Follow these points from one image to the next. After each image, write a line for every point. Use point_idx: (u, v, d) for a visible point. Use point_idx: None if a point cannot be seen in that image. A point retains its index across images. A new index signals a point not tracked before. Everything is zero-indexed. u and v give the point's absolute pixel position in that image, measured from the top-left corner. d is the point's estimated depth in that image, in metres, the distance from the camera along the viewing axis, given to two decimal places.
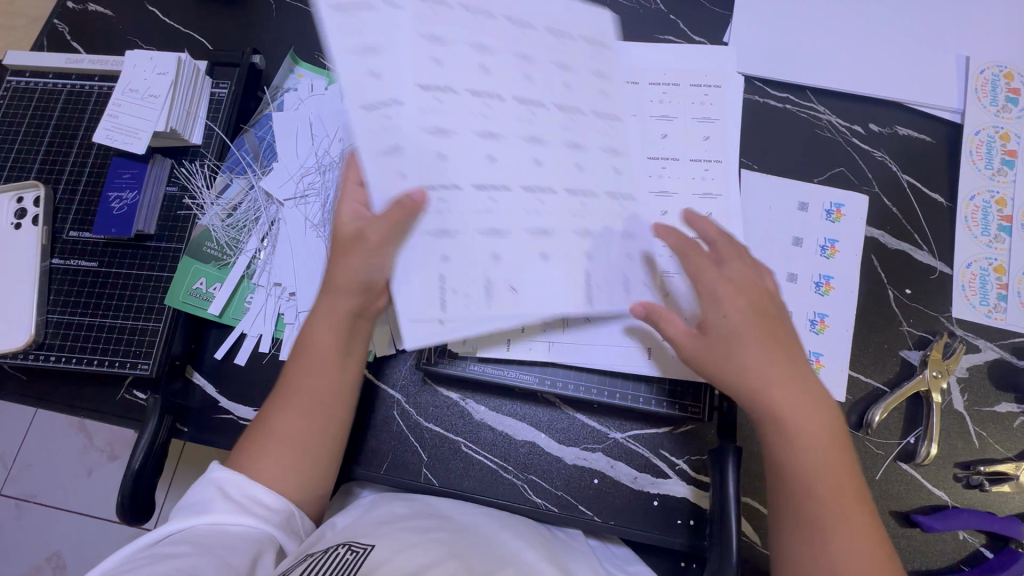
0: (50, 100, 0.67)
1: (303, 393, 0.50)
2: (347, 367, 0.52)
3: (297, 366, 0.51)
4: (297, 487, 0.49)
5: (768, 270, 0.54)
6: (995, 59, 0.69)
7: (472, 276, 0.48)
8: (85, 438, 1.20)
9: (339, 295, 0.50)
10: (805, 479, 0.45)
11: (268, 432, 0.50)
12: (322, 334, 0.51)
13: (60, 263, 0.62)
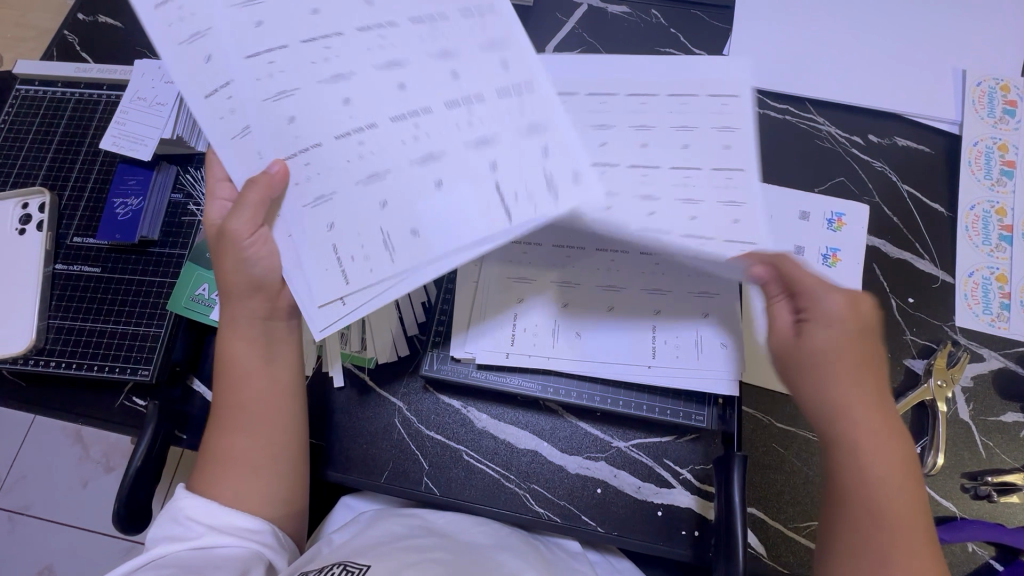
0: (58, 108, 0.68)
1: (247, 405, 0.50)
2: (278, 372, 0.51)
3: (226, 381, 0.51)
4: (258, 498, 0.49)
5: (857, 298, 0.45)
6: (991, 72, 0.70)
7: (367, 235, 0.43)
8: (81, 449, 1.19)
9: (243, 299, 0.49)
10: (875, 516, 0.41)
11: (221, 451, 0.49)
12: (240, 343, 0.50)
13: (63, 269, 0.62)
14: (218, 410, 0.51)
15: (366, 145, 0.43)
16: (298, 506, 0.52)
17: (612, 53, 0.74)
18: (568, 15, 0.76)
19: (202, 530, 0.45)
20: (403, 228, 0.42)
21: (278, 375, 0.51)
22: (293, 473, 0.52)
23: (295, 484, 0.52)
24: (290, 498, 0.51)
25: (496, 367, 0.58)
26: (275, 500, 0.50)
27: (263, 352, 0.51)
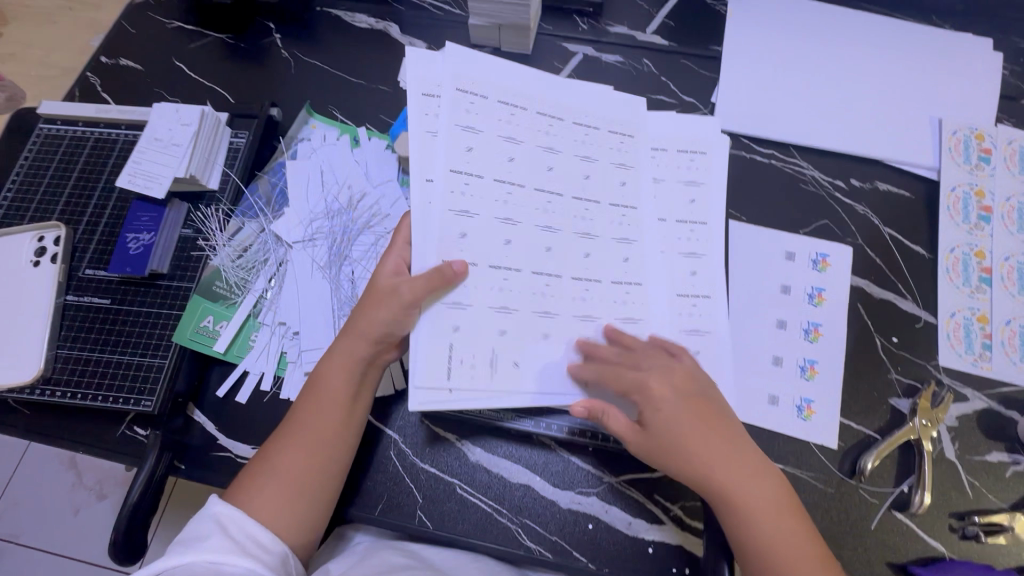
0: (77, 145, 0.72)
1: (313, 432, 0.52)
2: (355, 412, 0.54)
3: (306, 404, 0.54)
4: (291, 522, 0.49)
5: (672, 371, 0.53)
6: (965, 122, 0.74)
7: (478, 348, 0.53)
8: (75, 476, 1.18)
9: (355, 337, 0.54)
10: (762, 551, 0.48)
11: (275, 464, 0.51)
12: (336, 376, 0.54)
13: (74, 300, 0.64)
14: (283, 427, 0.53)
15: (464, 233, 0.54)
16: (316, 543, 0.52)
17: None
18: (564, 63, 0.80)
19: (219, 544, 0.45)
20: (495, 335, 0.53)
21: (355, 415, 0.54)
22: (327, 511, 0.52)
23: (324, 520, 0.52)
24: (316, 531, 0.51)
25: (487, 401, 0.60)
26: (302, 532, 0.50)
27: (353, 389, 0.54)
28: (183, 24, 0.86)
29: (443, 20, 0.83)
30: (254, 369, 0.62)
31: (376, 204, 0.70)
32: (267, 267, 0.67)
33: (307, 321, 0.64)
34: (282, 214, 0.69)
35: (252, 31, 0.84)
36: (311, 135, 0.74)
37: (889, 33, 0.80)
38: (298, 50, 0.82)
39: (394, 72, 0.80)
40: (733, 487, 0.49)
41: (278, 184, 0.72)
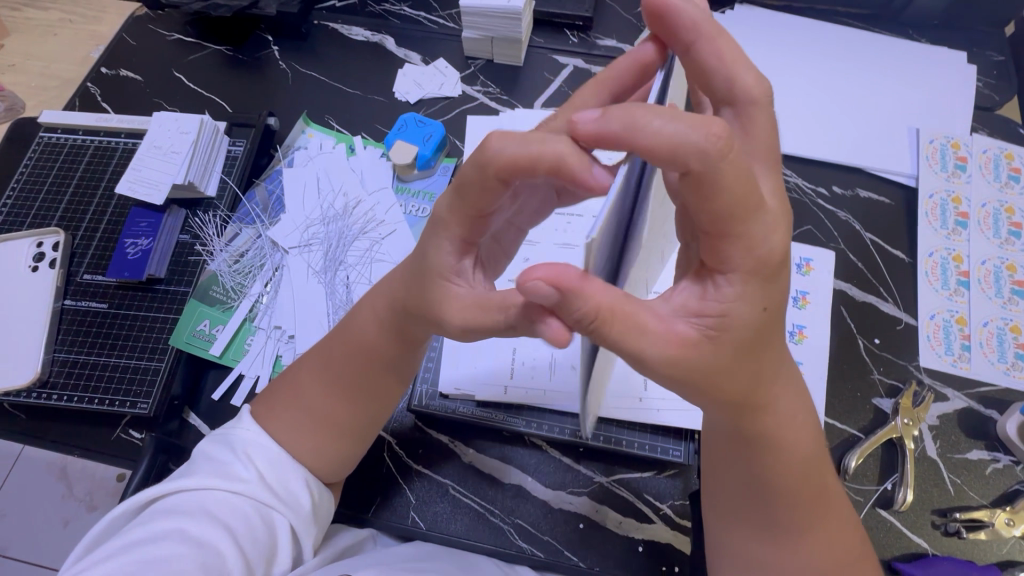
0: (78, 153, 0.73)
1: (349, 380, 0.50)
2: (391, 367, 0.50)
3: (337, 341, 0.51)
4: (309, 450, 0.50)
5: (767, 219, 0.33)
6: (942, 131, 0.77)
7: None
8: (65, 486, 1.17)
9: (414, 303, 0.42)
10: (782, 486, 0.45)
11: (299, 394, 0.51)
12: (368, 320, 0.49)
13: (72, 304, 0.65)
14: (313, 364, 0.51)
15: (529, 259, 0.66)
16: (339, 470, 0.52)
17: None
18: (554, 75, 0.83)
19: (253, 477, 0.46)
20: None
21: (397, 370, 0.51)
22: (357, 449, 0.53)
23: (357, 452, 0.53)
24: (346, 459, 0.52)
25: (485, 402, 0.61)
26: (332, 468, 0.52)
27: (388, 346, 0.49)
28: (182, 36, 0.88)
29: (437, 34, 0.85)
30: (249, 372, 0.63)
31: (371, 211, 0.72)
32: (263, 273, 0.68)
33: (303, 324, 0.65)
34: (278, 220, 0.71)
35: (250, 44, 0.86)
36: (307, 144, 0.76)
37: (868, 46, 0.83)
38: (295, 62, 0.84)
39: (390, 82, 0.82)
40: (776, 453, 0.44)
41: (275, 192, 0.73)
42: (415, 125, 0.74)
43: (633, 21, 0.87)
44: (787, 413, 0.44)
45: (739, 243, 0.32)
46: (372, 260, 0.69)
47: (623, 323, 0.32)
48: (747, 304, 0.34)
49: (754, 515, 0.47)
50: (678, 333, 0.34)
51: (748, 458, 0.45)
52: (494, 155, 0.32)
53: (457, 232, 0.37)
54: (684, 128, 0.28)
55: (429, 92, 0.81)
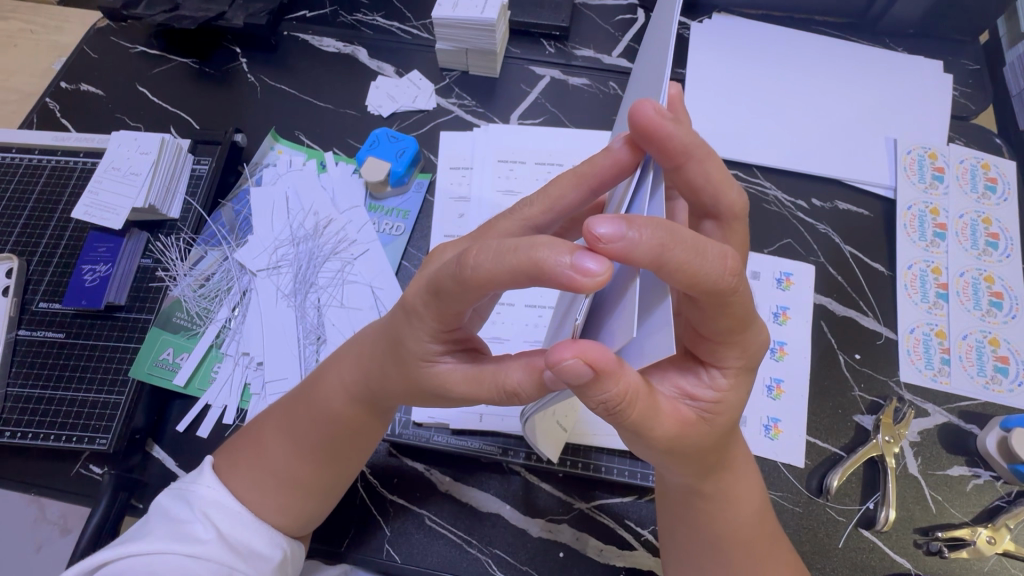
0: (33, 174, 0.70)
1: (315, 445, 0.48)
2: (359, 433, 0.48)
3: (302, 400, 0.49)
4: (272, 509, 0.47)
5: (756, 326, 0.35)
6: (919, 141, 0.76)
7: None
8: (37, 509, 1.14)
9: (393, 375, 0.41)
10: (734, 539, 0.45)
11: (260, 452, 0.49)
12: (334, 381, 0.48)
13: (26, 334, 0.62)
14: (277, 428, 0.49)
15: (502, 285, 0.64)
16: (307, 528, 0.50)
17: (574, 125, 0.79)
18: (531, 86, 0.82)
19: (211, 537, 0.44)
20: None
21: (365, 436, 0.49)
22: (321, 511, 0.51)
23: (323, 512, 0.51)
24: (314, 518, 0.50)
25: (460, 430, 0.60)
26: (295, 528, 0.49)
27: (357, 415, 0.47)
28: (146, 49, 0.85)
29: (411, 45, 0.83)
30: (216, 402, 0.61)
31: (343, 230, 0.70)
32: (230, 297, 0.66)
33: (272, 351, 0.63)
34: (245, 242, 0.68)
35: (218, 56, 0.84)
36: (276, 161, 0.74)
37: (845, 56, 0.83)
38: (264, 75, 0.82)
39: (362, 96, 0.80)
40: (726, 509, 0.45)
41: (242, 212, 0.71)
42: (387, 141, 0.72)
43: (612, 30, 0.86)
44: (741, 471, 0.45)
45: (727, 347, 0.35)
46: (344, 282, 0.66)
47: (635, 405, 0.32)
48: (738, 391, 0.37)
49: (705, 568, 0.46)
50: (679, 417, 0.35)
51: (704, 514, 0.45)
52: (472, 270, 0.29)
53: (433, 324, 0.35)
54: (702, 257, 0.28)
55: (402, 106, 0.79)
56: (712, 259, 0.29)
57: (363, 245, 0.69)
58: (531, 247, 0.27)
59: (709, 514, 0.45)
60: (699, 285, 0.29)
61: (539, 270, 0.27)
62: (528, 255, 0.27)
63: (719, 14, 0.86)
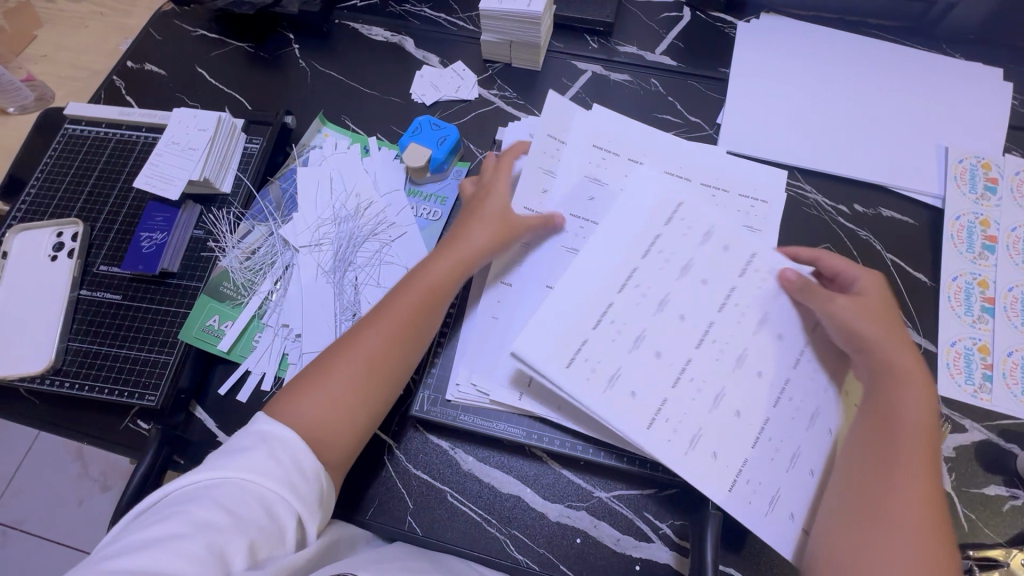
0: (99, 146, 0.74)
1: (402, 333, 0.55)
2: (407, 350, 0.55)
3: (404, 291, 0.57)
4: (344, 414, 0.51)
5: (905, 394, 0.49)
6: (972, 151, 0.74)
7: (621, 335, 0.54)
8: (80, 466, 1.29)
9: (444, 286, 0.58)
10: (899, 419, 0.48)
11: (352, 350, 0.53)
12: (432, 268, 0.58)
13: (87, 294, 0.67)
14: (334, 356, 0.53)
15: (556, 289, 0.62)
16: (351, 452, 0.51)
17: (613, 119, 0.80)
18: (572, 81, 0.83)
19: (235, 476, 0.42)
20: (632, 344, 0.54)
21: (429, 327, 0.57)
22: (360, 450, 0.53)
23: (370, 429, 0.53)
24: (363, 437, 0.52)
25: (485, 411, 0.60)
26: (343, 463, 0.51)
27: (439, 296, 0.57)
28: (206, 33, 0.89)
29: (456, 35, 0.85)
30: (255, 368, 0.63)
31: (382, 212, 0.72)
32: (273, 270, 0.68)
33: (310, 323, 0.65)
34: (290, 219, 0.71)
35: (272, 41, 0.87)
36: (323, 143, 0.76)
37: (897, 60, 0.80)
38: (315, 61, 0.85)
39: (407, 84, 0.82)
40: (895, 487, 0.46)
41: (288, 190, 0.74)
42: (430, 129, 0.73)
43: (656, 28, 0.86)
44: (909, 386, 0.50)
45: (874, 322, 0.52)
46: (381, 262, 0.69)
47: (864, 301, 0.54)
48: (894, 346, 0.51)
49: (876, 446, 0.48)
50: (864, 324, 0.52)
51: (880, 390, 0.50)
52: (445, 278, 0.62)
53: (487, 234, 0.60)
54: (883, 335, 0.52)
55: (445, 95, 0.81)
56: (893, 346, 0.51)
57: (400, 228, 0.71)
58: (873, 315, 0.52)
59: (868, 497, 0.46)
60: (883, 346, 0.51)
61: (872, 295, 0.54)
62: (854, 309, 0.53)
63: (767, 14, 0.85)
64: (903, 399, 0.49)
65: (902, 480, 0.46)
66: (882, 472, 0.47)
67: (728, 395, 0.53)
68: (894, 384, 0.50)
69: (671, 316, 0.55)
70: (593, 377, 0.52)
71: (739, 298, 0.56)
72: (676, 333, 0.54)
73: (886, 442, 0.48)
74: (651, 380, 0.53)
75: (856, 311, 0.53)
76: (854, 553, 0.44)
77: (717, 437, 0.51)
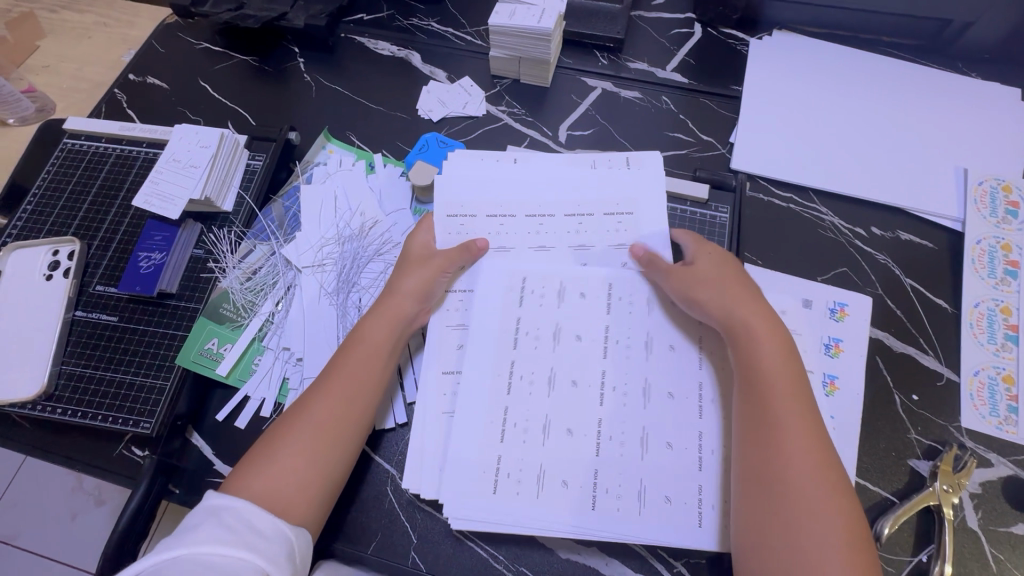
0: (98, 161, 0.73)
1: (341, 391, 0.54)
2: (357, 413, 0.54)
3: (341, 354, 0.57)
4: (287, 483, 0.49)
5: (766, 343, 0.54)
6: (992, 172, 0.72)
7: (534, 412, 0.56)
8: (75, 481, 1.26)
9: (384, 349, 0.57)
10: (766, 372, 0.52)
11: (291, 421, 0.53)
12: (375, 328, 0.58)
13: (82, 315, 0.65)
14: (288, 421, 0.53)
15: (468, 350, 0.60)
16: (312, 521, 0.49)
17: (624, 137, 0.78)
18: (582, 97, 0.81)
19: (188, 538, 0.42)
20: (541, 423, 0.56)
21: (370, 381, 0.55)
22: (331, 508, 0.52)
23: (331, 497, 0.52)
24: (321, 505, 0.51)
25: None
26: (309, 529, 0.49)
27: (383, 347, 0.57)
28: (210, 46, 0.88)
29: (463, 50, 0.84)
30: (255, 394, 0.61)
31: (387, 232, 0.70)
32: (275, 291, 0.66)
33: (312, 346, 0.63)
34: (293, 238, 0.69)
35: (277, 55, 0.86)
36: (327, 160, 0.75)
37: (914, 79, 0.79)
38: (320, 75, 0.83)
39: (414, 99, 0.80)
40: (778, 446, 0.48)
41: (292, 208, 0.72)
42: (438, 146, 0.74)
43: (668, 45, 0.85)
44: (765, 341, 0.54)
45: (729, 289, 0.57)
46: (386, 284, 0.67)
47: (700, 274, 0.58)
48: (749, 305, 0.56)
49: (751, 405, 0.51)
50: (722, 294, 0.57)
51: (743, 350, 0.54)
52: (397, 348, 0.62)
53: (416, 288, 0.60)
54: (736, 297, 0.57)
55: (452, 111, 0.79)
56: (748, 305, 0.56)
57: None
58: (736, 305, 0.56)
59: (761, 455, 0.49)
60: (729, 311, 0.56)
61: (744, 278, 0.59)
62: (727, 309, 0.56)
63: (781, 32, 0.84)
64: (756, 352, 0.53)
65: (783, 432, 0.49)
66: (759, 433, 0.50)
67: (651, 435, 0.55)
68: (747, 332, 0.54)
69: (564, 385, 0.57)
70: (522, 488, 0.53)
71: (614, 333, 0.59)
72: (575, 406, 0.56)
73: (759, 396, 0.51)
74: (573, 458, 0.54)
75: (718, 283, 0.58)
76: (770, 516, 0.46)
77: (660, 483, 0.53)
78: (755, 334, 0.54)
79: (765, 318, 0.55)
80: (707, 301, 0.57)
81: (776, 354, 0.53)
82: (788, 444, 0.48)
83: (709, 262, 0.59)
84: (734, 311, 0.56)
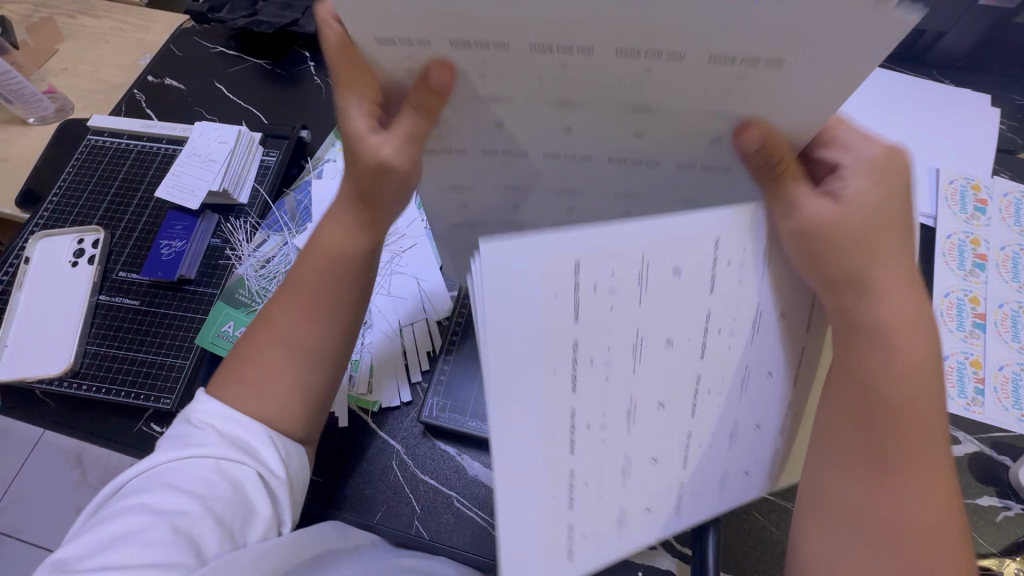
0: (121, 157, 0.77)
1: (316, 305, 0.47)
2: (331, 330, 0.49)
3: (308, 265, 0.47)
4: (268, 399, 0.47)
5: (915, 341, 0.36)
6: (962, 172, 0.77)
7: (601, 452, 0.32)
8: (79, 473, 1.29)
9: (353, 259, 0.47)
10: (901, 387, 0.35)
11: (265, 326, 0.49)
12: (336, 229, 0.46)
13: (106, 299, 0.68)
14: (252, 343, 0.49)
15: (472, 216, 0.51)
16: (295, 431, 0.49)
17: None
18: None
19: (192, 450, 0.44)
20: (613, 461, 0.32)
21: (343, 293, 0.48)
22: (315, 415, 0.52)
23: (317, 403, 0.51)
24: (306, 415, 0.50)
25: None
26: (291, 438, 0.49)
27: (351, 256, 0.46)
28: (225, 49, 0.92)
29: None
30: None
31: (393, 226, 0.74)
32: (287, 278, 0.68)
33: None
34: (304, 228, 0.72)
35: (289, 59, 0.90)
36: (336, 156, 0.78)
37: (890, 85, 0.84)
38: (330, 78, 0.88)
39: None
40: (897, 487, 0.36)
41: (303, 201, 0.75)
42: None
43: None
44: (910, 337, 0.36)
45: (881, 245, 0.35)
46: (392, 273, 0.72)
47: (844, 222, 0.35)
48: (899, 273, 0.36)
49: (873, 435, 0.36)
50: (866, 250, 0.35)
51: (874, 347, 0.36)
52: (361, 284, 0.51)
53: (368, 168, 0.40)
54: (880, 260, 0.36)
55: None
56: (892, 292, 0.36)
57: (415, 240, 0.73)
58: (881, 266, 0.36)
59: (872, 500, 0.36)
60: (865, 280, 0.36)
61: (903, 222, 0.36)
62: (868, 279, 0.36)
63: None
64: (878, 298, 0.36)
65: (910, 480, 0.35)
66: (870, 408, 0.36)
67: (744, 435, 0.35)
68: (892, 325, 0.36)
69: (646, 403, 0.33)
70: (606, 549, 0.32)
71: (721, 316, 0.34)
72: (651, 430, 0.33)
73: (884, 428, 0.36)
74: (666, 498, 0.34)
75: (870, 237, 0.35)
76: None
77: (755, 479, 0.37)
78: (894, 327, 0.36)
79: (917, 308, 0.36)
80: (841, 264, 0.35)
81: (922, 355, 0.36)
82: (910, 488, 0.35)
83: (862, 183, 0.36)
84: (880, 280, 0.36)
